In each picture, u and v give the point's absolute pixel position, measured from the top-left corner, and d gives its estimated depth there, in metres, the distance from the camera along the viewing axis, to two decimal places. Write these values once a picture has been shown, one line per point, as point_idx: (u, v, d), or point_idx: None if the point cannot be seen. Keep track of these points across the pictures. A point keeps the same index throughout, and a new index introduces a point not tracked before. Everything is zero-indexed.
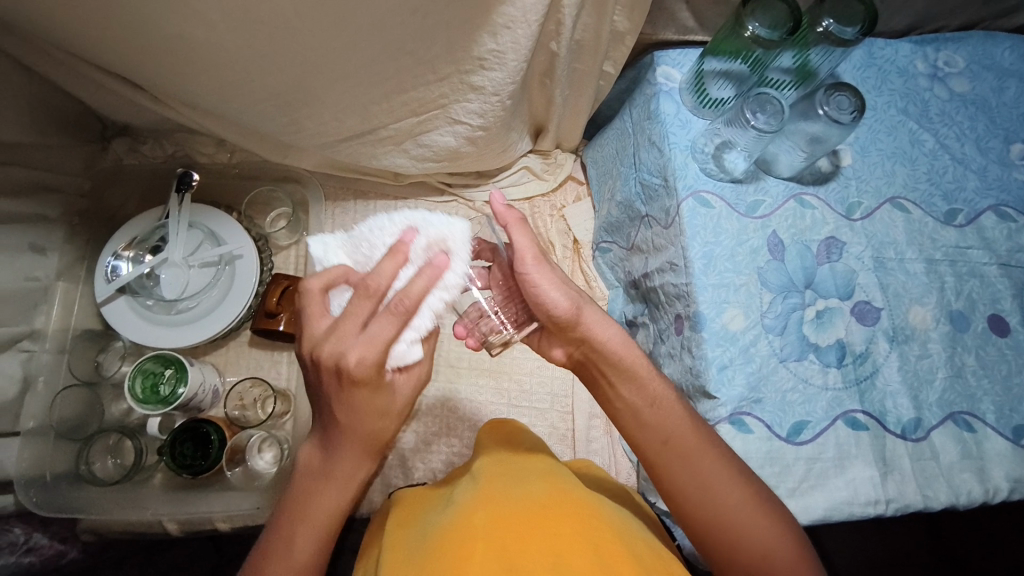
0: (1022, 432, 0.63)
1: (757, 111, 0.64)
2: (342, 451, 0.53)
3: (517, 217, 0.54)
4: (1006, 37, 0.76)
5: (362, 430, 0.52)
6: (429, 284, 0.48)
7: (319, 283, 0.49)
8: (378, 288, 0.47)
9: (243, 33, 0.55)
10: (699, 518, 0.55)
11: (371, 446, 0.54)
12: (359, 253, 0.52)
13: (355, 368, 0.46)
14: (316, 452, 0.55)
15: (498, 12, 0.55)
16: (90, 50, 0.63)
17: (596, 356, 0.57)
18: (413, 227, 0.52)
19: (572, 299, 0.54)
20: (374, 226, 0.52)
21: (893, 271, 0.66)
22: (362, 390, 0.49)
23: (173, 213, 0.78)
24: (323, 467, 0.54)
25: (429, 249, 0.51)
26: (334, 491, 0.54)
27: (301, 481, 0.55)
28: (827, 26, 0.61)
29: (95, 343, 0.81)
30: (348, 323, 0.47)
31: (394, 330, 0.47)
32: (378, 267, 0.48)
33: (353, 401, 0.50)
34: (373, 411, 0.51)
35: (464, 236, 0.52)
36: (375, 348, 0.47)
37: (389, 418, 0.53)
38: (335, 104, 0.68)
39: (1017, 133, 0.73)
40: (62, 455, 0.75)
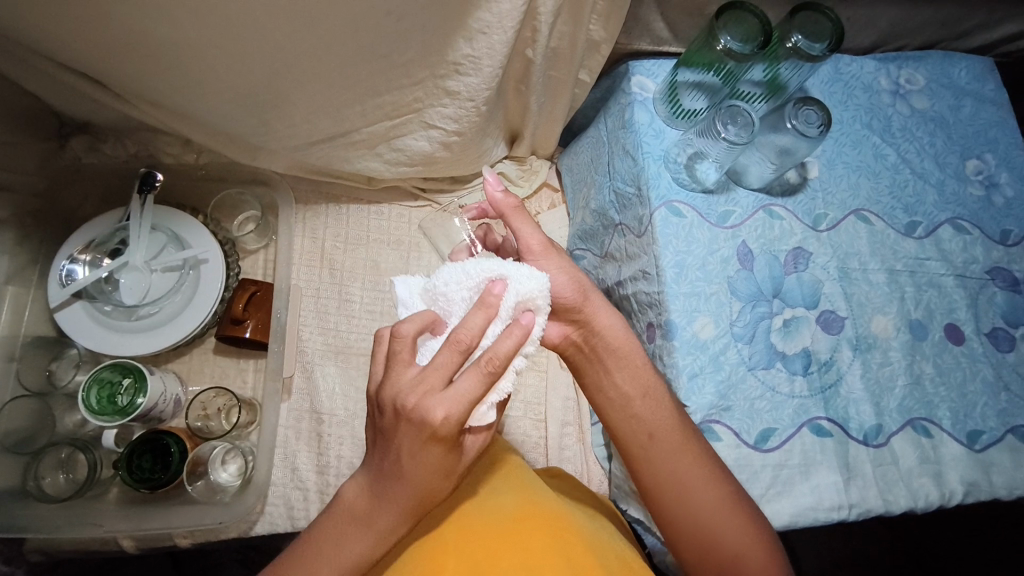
0: (976, 437, 0.66)
1: (728, 123, 0.65)
2: (389, 503, 0.49)
3: (514, 205, 0.54)
4: (962, 57, 0.80)
5: (421, 483, 0.47)
6: (518, 344, 0.46)
7: (412, 330, 0.48)
8: (465, 340, 0.46)
9: (210, 31, 0.54)
10: (679, 524, 0.55)
11: (424, 505, 0.50)
12: (437, 305, 0.53)
13: (438, 425, 0.44)
14: (361, 495, 0.50)
15: (475, 16, 0.55)
16: (45, 43, 0.60)
17: (599, 342, 0.58)
18: (501, 277, 0.51)
19: (578, 284, 0.56)
20: (454, 278, 0.52)
21: (856, 282, 0.68)
22: (438, 448, 0.45)
23: (134, 215, 0.75)
24: (367, 514, 0.50)
25: (518, 307, 0.50)
26: (370, 539, 0.50)
27: (336, 523, 0.51)
28: (796, 41, 0.63)
29: (46, 350, 0.77)
30: (433, 376, 0.45)
31: (481, 389, 0.44)
32: (468, 320, 0.46)
33: (421, 457, 0.46)
34: (443, 471, 0.48)
35: (546, 293, 0.51)
36: (461, 406, 0.44)
37: (452, 478, 0.49)
38: (306, 106, 0.67)
39: (971, 149, 0.76)
40: (7, 469, 0.71)
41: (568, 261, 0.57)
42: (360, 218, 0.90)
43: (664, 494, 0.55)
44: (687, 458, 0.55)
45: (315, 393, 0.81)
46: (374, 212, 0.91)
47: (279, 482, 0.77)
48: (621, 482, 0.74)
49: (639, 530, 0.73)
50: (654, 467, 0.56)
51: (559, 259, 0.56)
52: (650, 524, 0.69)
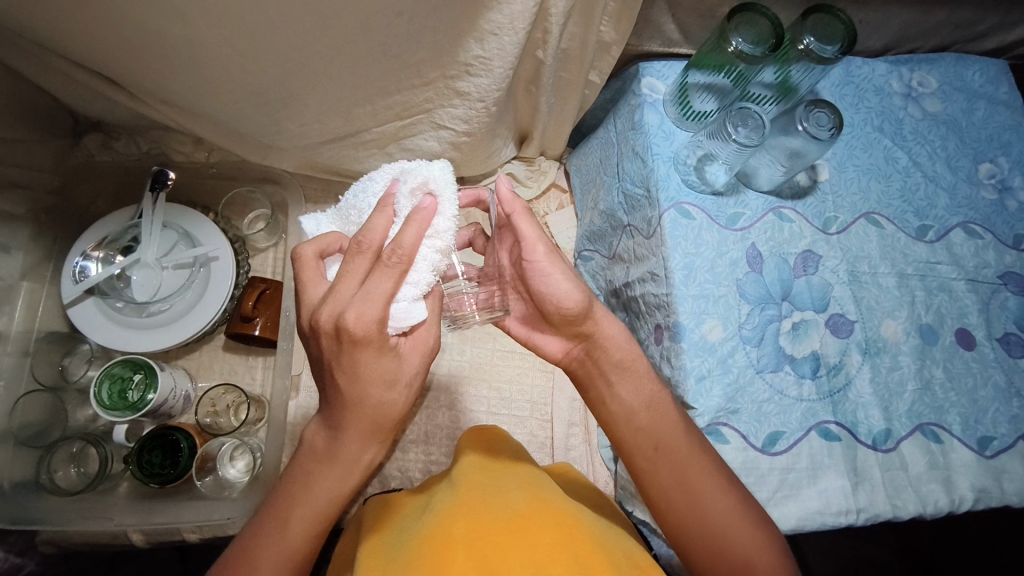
0: (987, 443, 0.65)
1: (739, 125, 0.65)
2: (348, 434, 0.52)
3: (522, 207, 0.53)
4: (976, 60, 0.79)
5: (363, 401, 0.50)
6: (421, 233, 0.47)
7: (313, 250, 0.51)
8: (374, 243, 0.47)
9: (223, 31, 0.54)
10: (686, 526, 0.55)
11: (375, 426, 0.52)
12: (345, 219, 0.56)
13: (354, 326, 0.45)
14: (321, 434, 0.54)
15: (486, 17, 0.55)
16: (60, 42, 0.61)
17: (602, 354, 0.56)
18: (399, 175, 0.52)
19: (583, 292, 0.53)
20: (360, 190, 0.54)
21: (866, 285, 0.68)
22: (364, 351, 0.47)
23: (146, 214, 0.76)
24: (326, 449, 0.53)
25: (415, 193, 0.51)
26: (339, 473, 0.54)
27: (303, 465, 0.54)
28: (808, 43, 0.63)
29: (60, 345, 0.78)
30: (345, 284, 0.47)
31: (394, 282, 0.46)
32: (371, 224, 0.48)
33: (356, 370, 0.48)
34: (376, 379, 0.49)
35: (449, 181, 0.51)
36: (376, 305, 0.45)
37: (396, 389, 0.51)
38: (317, 105, 0.67)
39: (984, 153, 0.76)
40: (22, 463, 0.72)
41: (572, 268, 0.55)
42: None
43: (669, 496, 0.56)
44: (694, 461, 0.55)
45: None
46: None
47: None
48: (627, 483, 0.74)
49: (645, 532, 0.74)
50: (662, 470, 0.56)
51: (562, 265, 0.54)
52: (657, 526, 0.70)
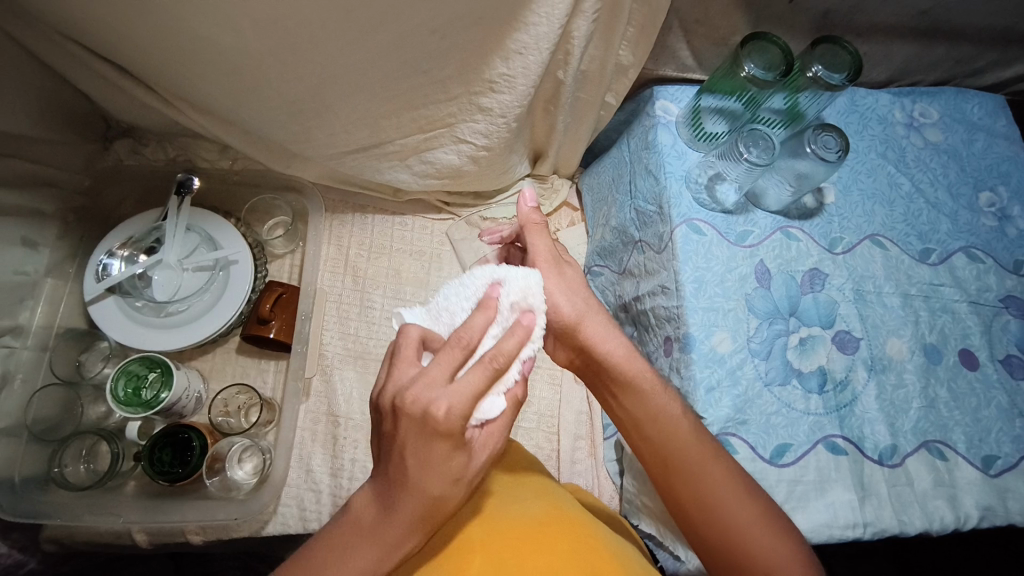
0: (991, 462, 0.66)
1: (751, 146, 0.69)
2: (400, 514, 0.48)
3: (537, 222, 0.62)
4: (975, 94, 0.83)
5: (430, 492, 0.47)
6: (520, 344, 0.49)
7: (417, 333, 0.51)
8: (470, 339, 0.48)
9: (268, 41, 0.57)
10: (706, 530, 0.55)
11: (432, 514, 0.49)
12: (441, 321, 0.55)
13: (440, 417, 0.44)
14: (370, 507, 0.49)
15: (513, 38, 0.58)
16: (108, 47, 0.64)
17: (600, 366, 0.60)
18: (496, 281, 0.55)
19: (577, 308, 0.60)
20: (453, 291, 0.56)
21: (871, 304, 0.70)
22: (441, 444, 0.45)
23: (171, 215, 0.78)
24: (374, 525, 0.48)
25: (514, 308, 0.53)
26: (375, 553, 0.49)
27: (342, 530, 0.50)
28: (817, 71, 0.65)
29: (79, 342, 0.79)
30: (437, 370, 0.45)
31: (484, 385, 0.46)
32: (471, 320, 0.49)
33: (422, 456, 0.45)
34: (443, 472, 0.47)
35: (540, 290, 0.55)
36: (463, 400, 0.44)
37: (459, 485, 0.48)
38: (345, 116, 0.70)
39: (984, 182, 0.78)
40: (32, 458, 0.73)
41: (574, 282, 0.61)
42: (385, 228, 0.93)
43: (688, 502, 0.56)
44: (710, 468, 0.55)
45: (333, 396, 0.83)
46: (399, 223, 0.93)
47: (294, 483, 0.78)
48: (633, 497, 0.75)
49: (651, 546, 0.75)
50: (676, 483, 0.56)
51: (563, 275, 0.61)
52: (663, 539, 0.70)
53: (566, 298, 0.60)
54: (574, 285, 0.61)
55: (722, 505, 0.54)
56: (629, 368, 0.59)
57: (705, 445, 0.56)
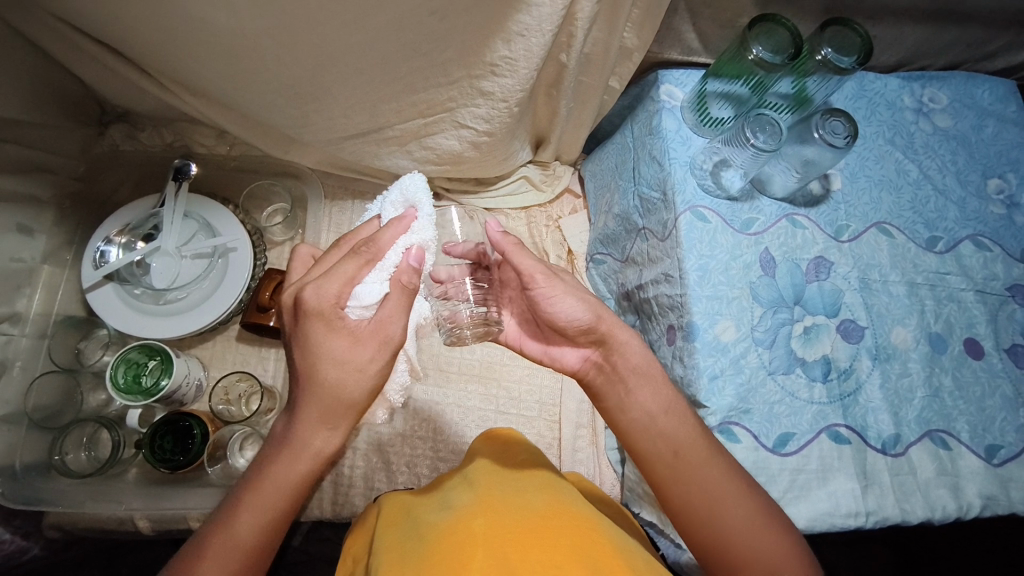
0: (994, 451, 0.66)
1: (757, 132, 0.67)
2: (308, 412, 0.53)
3: (515, 242, 0.56)
4: (986, 79, 0.81)
5: (320, 377, 0.52)
6: (396, 231, 0.54)
7: (309, 249, 0.63)
8: (353, 239, 0.56)
9: (264, 22, 0.56)
10: (706, 535, 0.55)
11: (333, 405, 0.53)
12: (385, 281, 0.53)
13: (311, 299, 0.50)
14: (282, 417, 0.56)
15: (515, 19, 0.57)
16: (101, 28, 0.62)
17: (619, 359, 0.59)
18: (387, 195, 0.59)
19: (592, 308, 0.58)
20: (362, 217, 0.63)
21: (876, 293, 0.69)
22: (315, 322, 0.51)
23: (168, 201, 0.77)
24: (284, 434, 0.55)
25: (398, 206, 0.57)
26: (295, 457, 0.54)
27: (268, 449, 0.56)
28: (826, 54, 0.64)
29: (78, 330, 0.79)
30: (316, 268, 0.53)
31: (358, 267, 0.51)
32: (359, 231, 0.57)
33: (308, 346, 0.52)
34: (329, 356, 0.51)
35: (423, 188, 0.57)
36: (338, 283, 0.51)
37: (359, 375, 0.52)
38: (345, 100, 0.69)
39: (993, 169, 0.77)
40: (34, 445, 0.72)
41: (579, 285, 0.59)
42: None
43: (689, 502, 0.56)
44: (715, 469, 0.55)
45: None
46: None
47: None
48: (634, 485, 0.75)
49: (652, 534, 0.76)
50: (683, 480, 0.56)
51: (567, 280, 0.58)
52: (664, 527, 0.70)
53: (577, 305, 0.57)
54: (578, 290, 0.57)
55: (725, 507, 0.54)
56: (643, 364, 0.59)
57: (710, 445, 0.57)
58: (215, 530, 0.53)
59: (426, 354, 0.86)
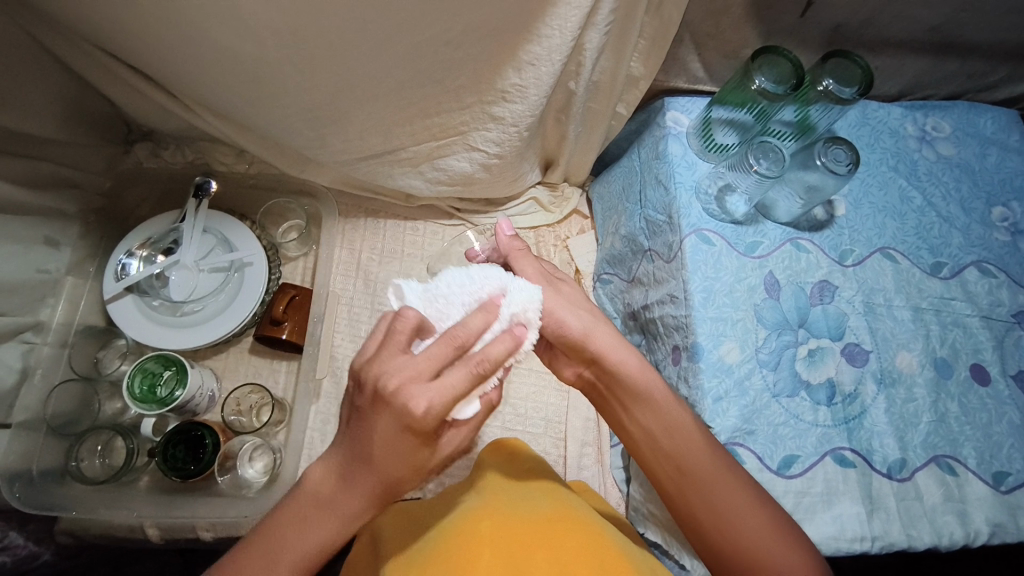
0: (1002, 478, 0.66)
1: (760, 158, 0.70)
2: (360, 488, 0.49)
3: (520, 248, 0.62)
4: (988, 109, 0.82)
5: (388, 473, 0.48)
6: (511, 353, 0.47)
7: (414, 318, 0.49)
8: (464, 340, 0.47)
9: (287, 50, 0.58)
10: (720, 550, 0.55)
11: (387, 495, 0.50)
12: (435, 307, 0.53)
13: (420, 416, 0.44)
14: (329, 480, 0.51)
15: (525, 49, 0.59)
16: (133, 54, 0.66)
17: (613, 379, 0.60)
18: (502, 290, 0.53)
19: (583, 325, 0.59)
20: (457, 282, 0.54)
21: (881, 317, 0.70)
22: (410, 437, 0.46)
23: (189, 217, 0.80)
24: (331, 497, 0.51)
25: (513, 319, 0.52)
26: (336, 522, 0.51)
27: (304, 504, 0.52)
28: (828, 85, 0.66)
29: (97, 339, 0.81)
30: (422, 365, 0.45)
31: (467, 386, 0.46)
32: (467, 320, 0.48)
33: (393, 443, 0.46)
34: (408, 464, 0.48)
35: (538, 312, 0.53)
36: (443, 400, 0.45)
37: (416, 473, 0.50)
38: (361, 123, 0.72)
39: (997, 197, 0.78)
40: (50, 451, 0.74)
41: (571, 297, 0.60)
42: (397, 233, 0.94)
43: (698, 524, 0.56)
44: (727, 483, 0.55)
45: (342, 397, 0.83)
46: (411, 228, 0.95)
47: None
48: (639, 504, 0.75)
49: (657, 554, 0.74)
50: (690, 498, 0.56)
51: (561, 293, 0.60)
52: (668, 548, 0.70)
53: (569, 316, 0.59)
54: (573, 302, 0.60)
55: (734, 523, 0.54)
56: (641, 386, 0.59)
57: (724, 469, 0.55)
58: (229, 564, 0.52)
59: None
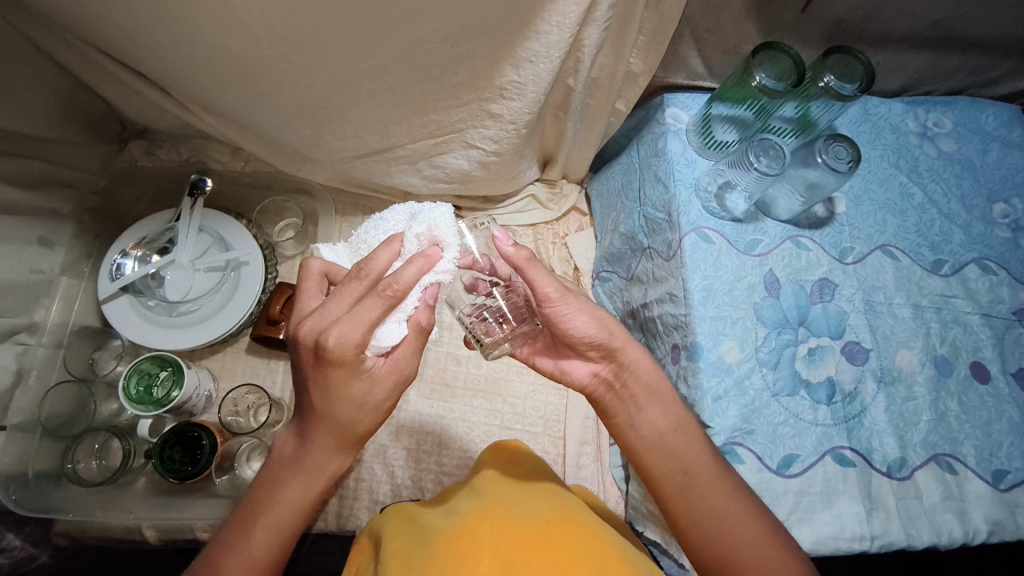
0: (1001, 476, 0.66)
1: (761, 155, 0.69)
2: (316, 438, 0.54)
3: (527, 257, 0.51)
4: (990, 104, 0.82)
5: (337, 417, 0.52)
6: (422, 273, 0.47)
7: (319, 267, 0.57)
8: (373, 272, 0.49)
9: (282, 48, 0.58)
10: (719, 553, 0.55)
11: (345, 438, 0.54)
12: (357, 253, 0.58)
13: (333, 346, 0.47)
14: (290, 441, 0.56)
15: (524, 45, 0.59)
16: (126, 52, 0.65)
17: (629, 377, 0.57)
18: (411, 215, 0.54)
19: (604, 321, 0.55)
20: (371, 225, 0.57)
21: (881, 315, 0.69)
22: (336, 370, 0.49)
23: (184, 215, 0.79)
24: (294, 457, 0.55)
25: (421, 238, 0.52)
26: (303, 481, 0.55)
27: (271, 469, 0.56)
28: (828, 81, 0.65)
29: (92, 340, 0.81)
30: (333, 303, 0.49)
31: (381, 312, 0.47)
32: (375, 255, 0.49)
33: (327, 385, 0.50)
34: (349, 400, 0.51)
35: (452, 225, 0.52)
36: (358, 329, 0.47)
37: (366, 410, 0.52)
38: (358, 121, 0.71)
39: (998, 193, 0.78)
40: (45, 454, 0.74)
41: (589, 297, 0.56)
42: None
43: (695, 524, 0.56)
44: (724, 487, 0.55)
45: None
46: None
47: None
48: (638, 503, 0.75)
49: (655, 553, 0.75)
50: (692, 496, 0.56)
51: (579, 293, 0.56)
52: (668, 547, 0.70)
53: (589, 320, 0.54)
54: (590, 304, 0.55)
55: (730, 525, 0.55)
56: (652, 382, 0.58)
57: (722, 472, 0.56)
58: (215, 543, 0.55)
59: (431, 369, 0.87)
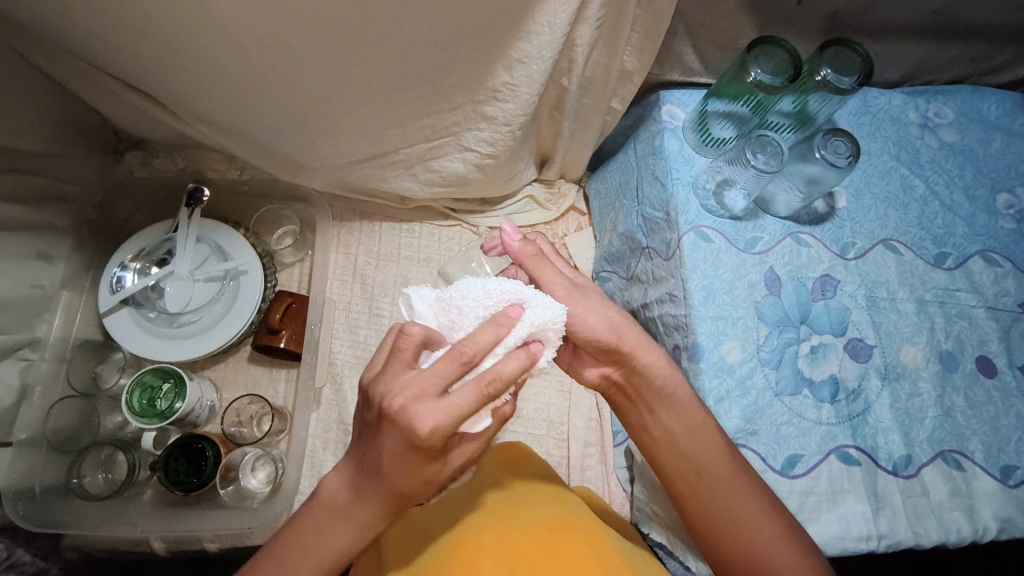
0: (1008, 472, 0.65)
1: (759, 152, 0.68)
2: (369, 497, 0.49)
3: (533, 253, 0.55)
4: (992, 92, 0.80)
5: (397, 486, 0.48)
6: (524, 369, 0.44)
7: (420, 333, 0.45)
8: (473, 353, 0.44)
9: (271, 57, 0.57)
10: (730, 550, 0.55)
11: (400, 503, 0.50)
12: (447, 317, 0.50)
13: (423, 432, 0.42)
14: (340, 489, 0.51)
15: (516, 47, 0.58)
16: (117, 64, 0.64)
17: (642, 381, 0.57)
18: (518, 301, 0.49)
19: (614, 323, 0.54)
20: (470, 296, 0.50)
21: (884, 310, 0.68)
22: (417, 454, 0.44)
23: (181, 227, 0.79)
24: (344, 506, 0.51)
25: (530, 335, 0.48)
26: (348, 531, 0.51)
27: (316, 512, 0.52)
28: (826, 74, 0.64)
29: (94, 353, 0.81)
30: (429, 381, 0.43)
31: (476, 405, 0.43)
32: (476, 334, 0.44)
33: (398, 459, 0.45)
34: (417, 477, 0.47)
35: (562, 323, 0.49)
36: (450, 420, 0.42)
37: (432, 485, 0.49)
38: (351, 128, 0.70)
39: (1002, 183, 0.76)
40: (53, 468, 0.74)
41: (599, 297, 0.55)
42: (392, 236, 0.93)
43: (711, 523, 0.56)
44: (742, 491, 0.55)
45: (343, 404, 0.83)
46: (407, 230, 0.93)
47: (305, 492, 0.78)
48: (643, 505, 0.75)
49: (662, 554, 0.75)
50: (704, 497, 0.56)
51: (589, 297, 0.54)
52: (672, 548, 0.70)
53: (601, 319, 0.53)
54: (602, 306, 0.54)
55: (746, 524, 0.54)
56: (665, 386, 0.56)
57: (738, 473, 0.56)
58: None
59: None
